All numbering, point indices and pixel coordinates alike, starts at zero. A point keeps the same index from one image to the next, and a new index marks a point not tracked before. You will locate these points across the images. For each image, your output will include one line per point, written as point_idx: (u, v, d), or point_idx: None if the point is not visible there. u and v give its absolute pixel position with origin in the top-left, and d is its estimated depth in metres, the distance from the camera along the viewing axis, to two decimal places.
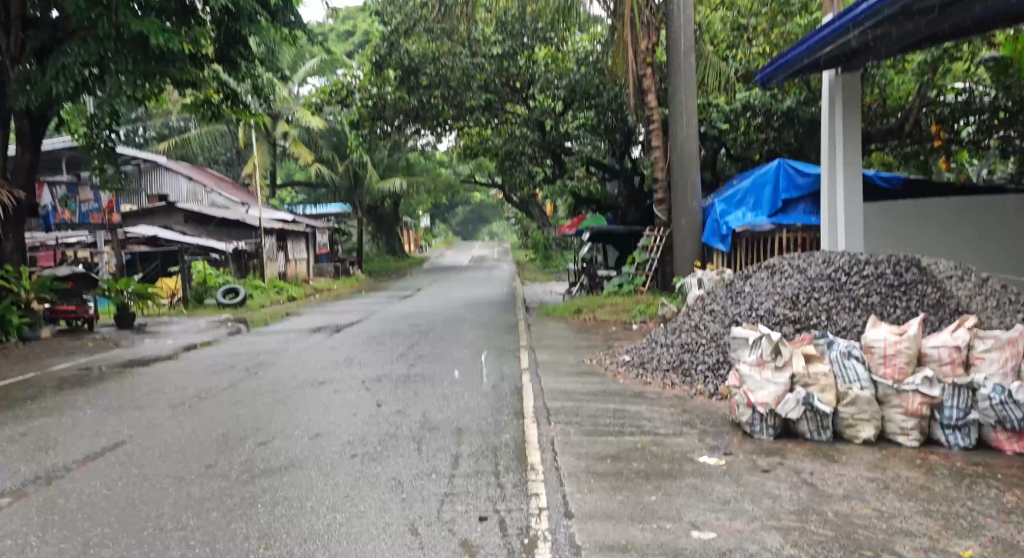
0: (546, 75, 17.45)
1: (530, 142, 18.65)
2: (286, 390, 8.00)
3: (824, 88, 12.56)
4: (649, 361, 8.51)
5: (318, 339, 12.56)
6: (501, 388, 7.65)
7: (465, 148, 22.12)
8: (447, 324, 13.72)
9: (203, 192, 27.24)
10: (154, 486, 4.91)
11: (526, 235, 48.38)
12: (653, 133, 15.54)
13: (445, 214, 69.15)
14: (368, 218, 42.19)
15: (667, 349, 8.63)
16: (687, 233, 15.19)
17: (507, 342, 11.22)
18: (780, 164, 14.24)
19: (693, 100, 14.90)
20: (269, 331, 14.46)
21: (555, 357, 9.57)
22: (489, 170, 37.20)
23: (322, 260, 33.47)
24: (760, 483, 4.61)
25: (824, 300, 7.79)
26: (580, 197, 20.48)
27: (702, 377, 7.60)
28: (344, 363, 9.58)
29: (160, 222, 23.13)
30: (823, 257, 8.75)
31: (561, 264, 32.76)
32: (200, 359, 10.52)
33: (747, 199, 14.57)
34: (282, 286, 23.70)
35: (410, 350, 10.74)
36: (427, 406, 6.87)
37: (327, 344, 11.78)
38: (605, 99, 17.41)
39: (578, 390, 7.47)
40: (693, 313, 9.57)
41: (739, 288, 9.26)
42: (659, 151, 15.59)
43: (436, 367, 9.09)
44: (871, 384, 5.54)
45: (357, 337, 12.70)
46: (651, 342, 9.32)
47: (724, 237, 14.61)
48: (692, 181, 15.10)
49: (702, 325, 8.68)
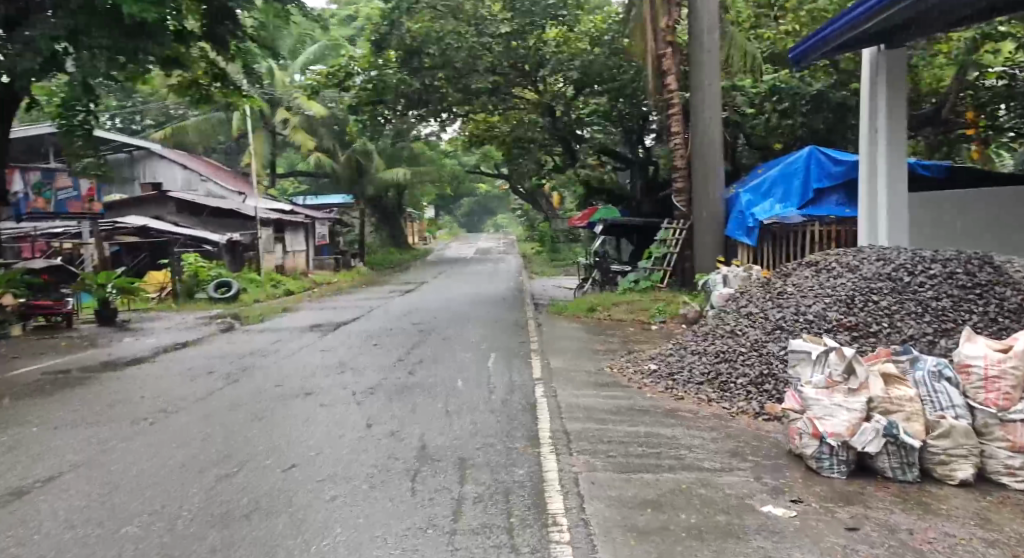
0: (556, 56, 16.54)
1: (540, 127, 17.60)
2: (267, 400, 7.01)
3: (865, 67, 11.48)
4: (679, 372, 7.47)
5: (311, 339, 11.57)
6: (512, 402, 6.65)
7: (471, 136, 21.12)
8: (451, 323, 12.71)
9: (199, 181, 26.12)
10: (79, 543, 3.91)
11: (533, 227, 47.33)
12: (673, 118, 14.50)
13: (449, 205, 68.12)
14: (371, 209, 41.16)
15: (700, 359, 7.58)
16: (709, 225, 14.13)
17: (516, 345, 10.22)
18: (812, 152, 13.20)
19: (717, 82, 13.88)
20: (260, 329, 13.48)
21: (571, 364, 8.54)
22: (496, 160, 36.20)
23: (323, 252, 32.48)
24: (849, 548, 3.61)
25: (886, 304, 6.79)
26: (592, 188, 19.43)
27: (743, 393, 6.62)
28: (336, 368, 8.58)
29: (152, 212, 22.11)
30: (878, 253, 7.77)
31: (570, 256, 31.80)
32: (178, 362, 9.50)
33: (775, 190, 13.50)
34: (280, 280, 22.75)
35: (410, 352, 9.74)
36: (428, 426, 5.87)
37: (319, 345, 10.77)
38: (621, 80, 16.78)
39: (601, 407, 6.44)
40: (725, 316, 8.54)
41: (780, 287, 8.25)
42: (679, 137, 14.53)
43: (438, 374, 8.10)
44: (968, 413, 4.62)
45: (354, 336, 11.72)
46: (678, 349, 8.28)
47: (750, 229, 13.52)
48: (715, 170, 14.05)
49: (740, 331, 7.65)
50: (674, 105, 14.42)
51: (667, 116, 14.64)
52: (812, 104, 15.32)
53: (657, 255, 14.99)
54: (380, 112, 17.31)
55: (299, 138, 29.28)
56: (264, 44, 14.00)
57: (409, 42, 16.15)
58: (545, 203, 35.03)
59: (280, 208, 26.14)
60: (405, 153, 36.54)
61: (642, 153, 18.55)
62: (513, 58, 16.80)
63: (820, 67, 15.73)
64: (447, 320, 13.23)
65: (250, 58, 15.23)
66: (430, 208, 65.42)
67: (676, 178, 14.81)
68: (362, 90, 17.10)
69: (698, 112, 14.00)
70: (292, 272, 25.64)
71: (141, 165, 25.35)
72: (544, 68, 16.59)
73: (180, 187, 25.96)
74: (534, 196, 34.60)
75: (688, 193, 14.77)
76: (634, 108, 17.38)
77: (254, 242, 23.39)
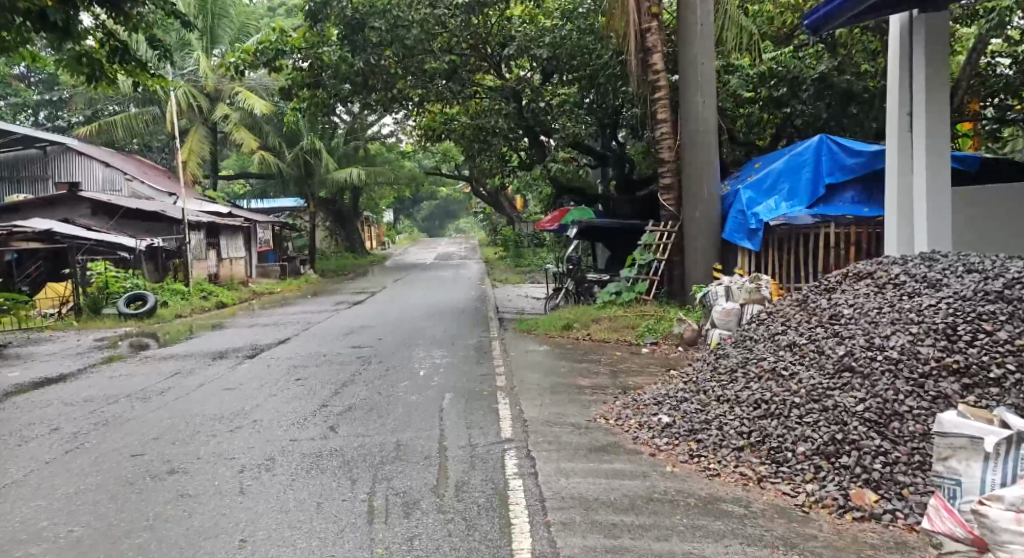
0: (526, 34, 14.85)
1: (505, 116, 15.53)
2: (111, 484, 4.79)
3: (897, 36, 9.40)
4: (704, 430, 5.35)
5: (222, 369, 9.33)
6: (470, 489, 4.52)
7: (426, 129, 18.99)
8: (398, 346, 10.54)
9: (122, 181, 23.67)
10: None
11: (495, 231, 45.15)
12: (660, 104, 12.45)
13: (409, 207, 65.68)
14: (324, 211, 38.71)
15: (729, 408, 5.47)
16: (702, 228, 12.09)
17: (476, 379, 8.11)
18: (822, 141, 11.19)
19: (711, 61, 11.90)
20: (167, 353, 11.20)
21: (551, 412, 6.43)
22: (455, 160, 34.03)
23: (269, 258, 30.04)
24: None
25: (1008, 335, 4.70)
26: (562, 186, 17.39)
27: (811, 468, 4.55)
28: (234, 422, 6.36)
29: (60, 215, 19.90)
30: (968, 263, 5.71)
31: (535, 262, 29.75)
32: (26, 409, 7.20)
33: (780, 185, 11.38)
34: (212, 291, 20.36)
35: (339, 393, 7.55)
36: (330, 549, 3.85)
37: (226, 380, 8.52)
38: (585, 72, 15.07)
39: (604, 500, 4.32)
40: (753, 344, 6.42)
41: (828, 305, 6.13)
42: (667, 127, 12.48)
43: (372, 428, 5.98)
44: None
45: (274, 366, 9.47)
46: (690, 394, 6.16)
47: (752, 232, 11.19)
48: (710, 164, 12.04)
49: (783, 367, 5.54)
50: (661, 89, 12.40)
51: (651, 102, 12.62)
52: (813, 89, 13.48)
53: (641, 263, 12.86)
54: (319, 97, 15.18)
55: (241, 136, 26.93)
56: (171, 10, 11.84)
57: (351, 15, 13.94)
58: (507, 205, 32.96)
59: (216, 211, 23.65)
60: (359, 153, 34.21)
61: (616, 147, 16.61)
62: (473, 36, 14.77)
63: (819, 48, 13.89)
64: (395, 341, 11.07)
65: (158, 30, 13.06)
66: (389, 211, 62.88)
67: (663, 173, 12.72)
68: (295, 71, 14.95)
69: (689, 97, 12.00)
70: (228, 281, 23.20)
71: (57, 163, 23.35)
72: (509, 46, 14.91)
73: (100, 187, 23.53)
74: (496, 198, 32.58)
75: (676, 191, 12.71)
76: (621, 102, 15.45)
77: (181, 249, 20.84)
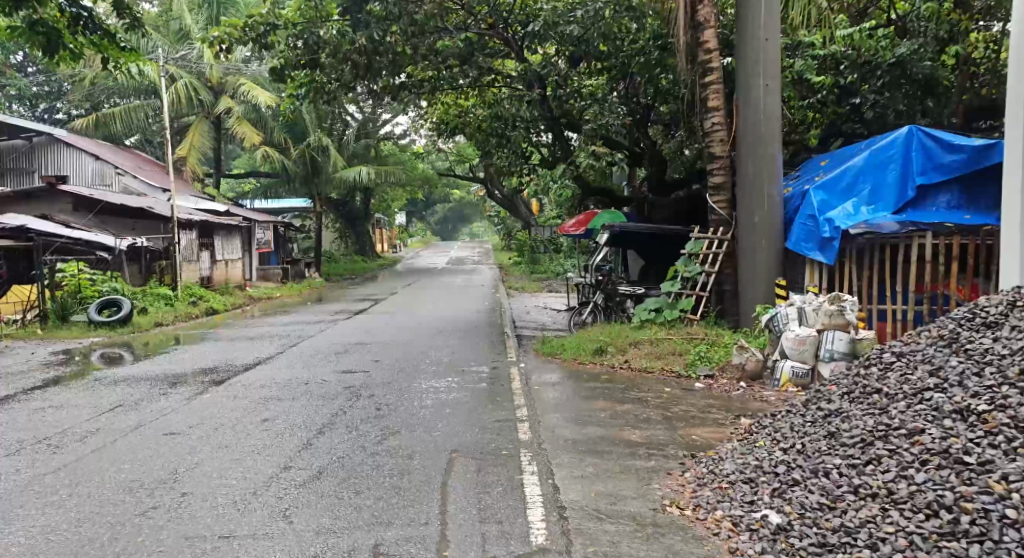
0: (553, 10, 13.00)
1: (529, 104, 14.03)
2: None
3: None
4: (848, 546, 3.62)
5: (175, 403, 7.51)
6: None
7: (440, 122, 17.21)
8: (396, 375, 8.65)
9: (113, 174, 22.01)
10: None
11: (511, 237, 43.48)
12: (712, 89, 10.55)
13: (421, 209, 64.14)
14: (333, 212, 37.07)
15: (879, 511, 3.73)
16: (762, 236, 10.15)
17: (490, 425, 6.31)
18: (912, 134, 9.33)
19: (777, 37, 10.01)
20: (121, 376, 9.39)
21: (599, 493, 4.63)
22: (470, 161, 32.32)
23: (271, 261, 28.38)
24: None
25: None
26: (589, 188, 15.57)
27: None
28: (157, 498, 4.59)
29: (39, 210, 18.35)
30: None
31: (550, 269, 27.90)
32: None
33: (861, 185, 9.50)
34: (201, 296, 18.67)
35: (311, 447, 5.74)
36: None
37: (174, 419, 6.76)
38: (615, 65, 13.83)
39: None
40: (882, 399, 4.59)
41: (1005, 350, 4.34)
42: (719, 116, 10.59)
43: (346, 519, 4.22)
44: None
45: (243, 398, 7.70)
46: (799, 472, 4.31)
47: (826, 242, 9.24)
48: (772, 161, 10.11)
49: (958, 448, 3.83)
50: (712, 72, 10.50)
51: (701, 87, 10.74)
52: (889, 76, 11.58)
53: (685, 276, 10.96)
54: (318, 82, 13.50)
55: (243, 130, 25.11)
56: None
57: None
58: (523, 209, 31.26)
59: (212, 209, 21.92)
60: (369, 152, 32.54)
61: (648, 143, 14.60)
62: (492, 13, 13.25)
63: (892, 31, 12.02)
64: (394, 366, 9.28)
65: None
66: (401, 214, 61.43)
67: (715, 171, 10.79)
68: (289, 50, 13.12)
69: (747, 80, 10.12)
70: (222, 285, 21.51)
71: (44, 155, 21.83)
72: (534, 24, 13.08)
73: (89, 180, 21.88)
74: (512, 201, 30.86)
75: (729, 191, 10.78)
76: (660, 97, 13.86)
77: (169, 249, 19.19)
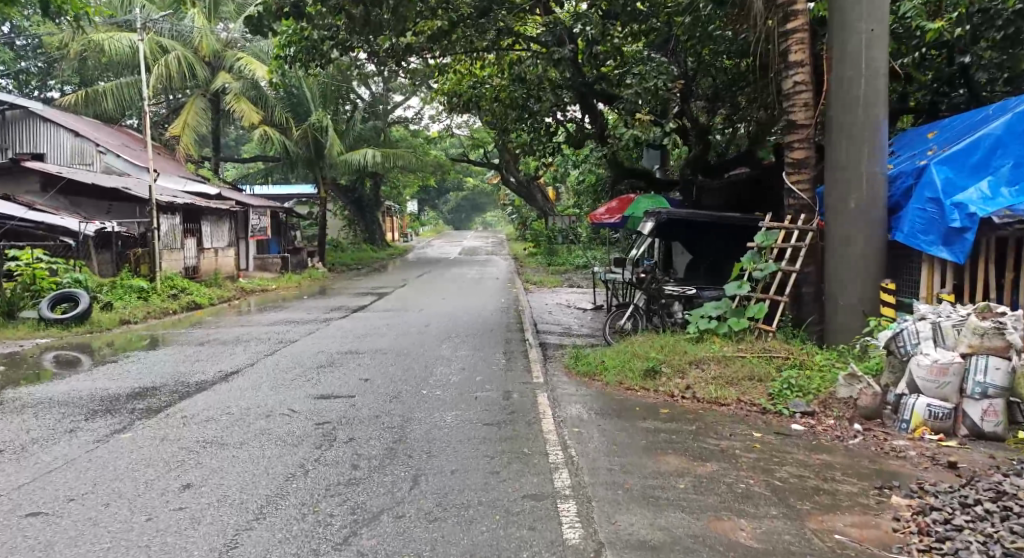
0: None
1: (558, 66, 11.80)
2: None
3: None
4: None
5: (79, 447, 5.42)
6: None
7: (454, 94, 15.01)
8: (388, 406, 6.47)
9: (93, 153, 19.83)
10: None
11: (526, 226, 41.25)
12: (794, 39, 8.32)
13: (432, 197, 61.93)
14: (339, 198, 34.91)
15: None
16: (863, 225, 7.90)
17: (518, 507, 4.18)
18: None
19: None
20: (40, 398, 7.27)
21: None
22: (485, 144, 30.10)
23: (269, 249, 26.28)
24: None
25: None
26: (625, 169, 13.33)
27: None
28: None
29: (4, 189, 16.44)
30: None
31: (570, 261, 25.67)
32: None
33: (999, 161, 7.29)
34: (183, 288, 16.58)
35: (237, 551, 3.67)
36: None
37: (55, 483, 4.62)
38: (656, 28, 11.69)
39: None
40: None
41: None
42: (802, 74, 8.38)
43: None
44: None
45: (174, 439, 5.61)
46: None
47: (958, 232, 7.01)
48: (876, 128, 7.88)
49: None
50: (797, 16, 8.28)
51: (778, 37, 8.50)
52: (1012, 27, 9.24)
53: (754, 275, 8.51)
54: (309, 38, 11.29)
55: (241, 108, 22.81)
56: None
57: None
58: (541, 196, 29.07)
59: (200, 191, 19.78)
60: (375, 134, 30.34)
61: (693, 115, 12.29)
62: None
63: None
64: (386, 389, 7.14)
65: None
66: (412, 202, 59.25)
67: (795, 142, 8.55)
68: None
69: (842, 24, 7.90)
70: (210, 276, 19.42)
71: (19, 131, 19.79)
72: None
73: (68, 159, 19.69)
74: (527, 187, 28.69)
75: (813, 169, 8.57)
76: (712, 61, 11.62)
77: (147, 236, 17.12)
